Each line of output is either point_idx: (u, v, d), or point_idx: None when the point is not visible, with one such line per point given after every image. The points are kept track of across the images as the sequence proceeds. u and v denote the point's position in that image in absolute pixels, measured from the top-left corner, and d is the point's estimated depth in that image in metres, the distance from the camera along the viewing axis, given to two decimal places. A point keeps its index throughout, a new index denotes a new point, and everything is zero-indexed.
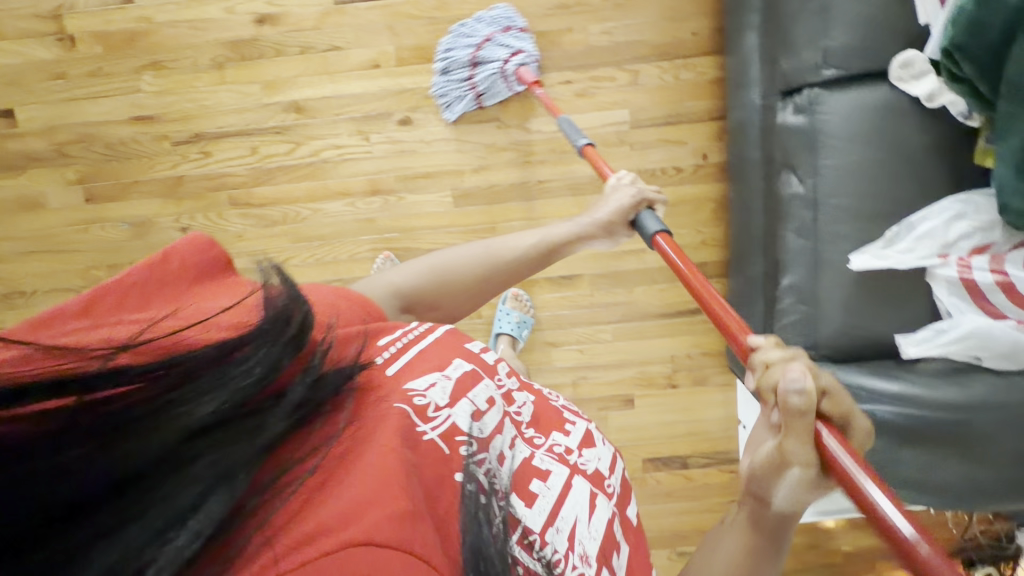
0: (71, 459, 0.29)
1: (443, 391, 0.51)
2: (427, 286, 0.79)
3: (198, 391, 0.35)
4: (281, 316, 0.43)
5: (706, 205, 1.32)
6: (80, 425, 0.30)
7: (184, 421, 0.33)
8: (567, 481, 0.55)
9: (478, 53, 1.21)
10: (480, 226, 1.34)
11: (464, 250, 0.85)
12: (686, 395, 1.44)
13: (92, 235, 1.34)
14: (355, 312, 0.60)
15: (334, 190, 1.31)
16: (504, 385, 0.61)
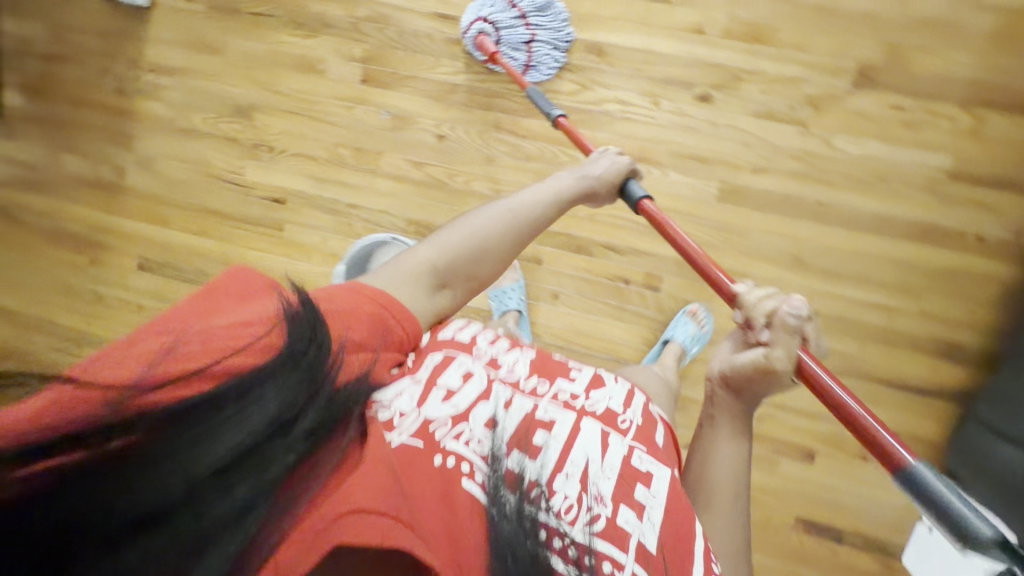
0: (134, 491, 0.36)
1: (410, 398, 0.55)
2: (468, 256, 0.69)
3: (214, 431, 0.40)
4: (296, 352, 0.47)
5: (988, 285, 1.19)
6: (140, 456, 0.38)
7: (166, 481, 0.37)
8: (572, 427, 0.58)
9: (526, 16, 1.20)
10: (733, 228, 1.25)
11: (493, 215, 0.73)
12: (871, 470, 1.33)
13: (352, 114, 1.35)
14: (382, 327, 0.57)
15: (599, 144, 1.25)
16: (487, 355, 0.64)
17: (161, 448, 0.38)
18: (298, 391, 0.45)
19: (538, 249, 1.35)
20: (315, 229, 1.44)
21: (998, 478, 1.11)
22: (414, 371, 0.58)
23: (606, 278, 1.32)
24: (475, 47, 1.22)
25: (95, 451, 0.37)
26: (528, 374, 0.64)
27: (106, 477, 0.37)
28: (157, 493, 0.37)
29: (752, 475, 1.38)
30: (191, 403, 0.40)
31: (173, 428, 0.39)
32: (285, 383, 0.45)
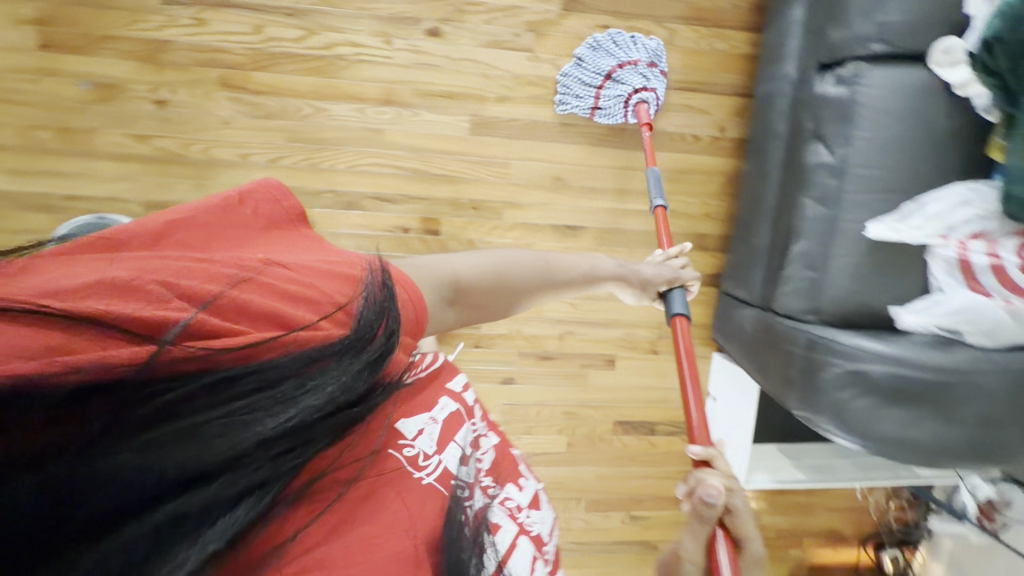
0: (165, 450, 0.36)
1: (431, 439, 0.58)
2: (511, 278, 0.81)
3: (262, 413, 0.41)
4: (360, 339, 0.49)
5: (715, 178, 1.35)
6: (206, 404, 0.39)
7: (237, 438, 0.39)
8: (512, 540, 0.61)
9: (615, 70, 1.20)
10: (494, 159, 1.28)
11: (523, 257, 0.84)
12: (666, 363, 1.47)
13: (41, 89, 1.14)
14: (334, 280, 0.54)
15: (342, 92, 1.20)
16: (478, 428, 0.67)
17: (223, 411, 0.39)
18: (359, 380, 0.48)
19: (307, 213, 1.25)
20: (30, 234, 1.20)
21: (742, 338, 1.22)
22: (431, 410, 0.61)
23: (385, 231, 1.28)
24: (635, 113, 1.21)
25: (135, 399, 0.36)
26: (489, 468, 0.65)
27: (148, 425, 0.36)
28: (200, 451, 0.38)
29: (569, 394, 1.45)
30: (258, 372, 0.42)
31: (233, 398, 0.40)
32: (337, 375, 0.46)
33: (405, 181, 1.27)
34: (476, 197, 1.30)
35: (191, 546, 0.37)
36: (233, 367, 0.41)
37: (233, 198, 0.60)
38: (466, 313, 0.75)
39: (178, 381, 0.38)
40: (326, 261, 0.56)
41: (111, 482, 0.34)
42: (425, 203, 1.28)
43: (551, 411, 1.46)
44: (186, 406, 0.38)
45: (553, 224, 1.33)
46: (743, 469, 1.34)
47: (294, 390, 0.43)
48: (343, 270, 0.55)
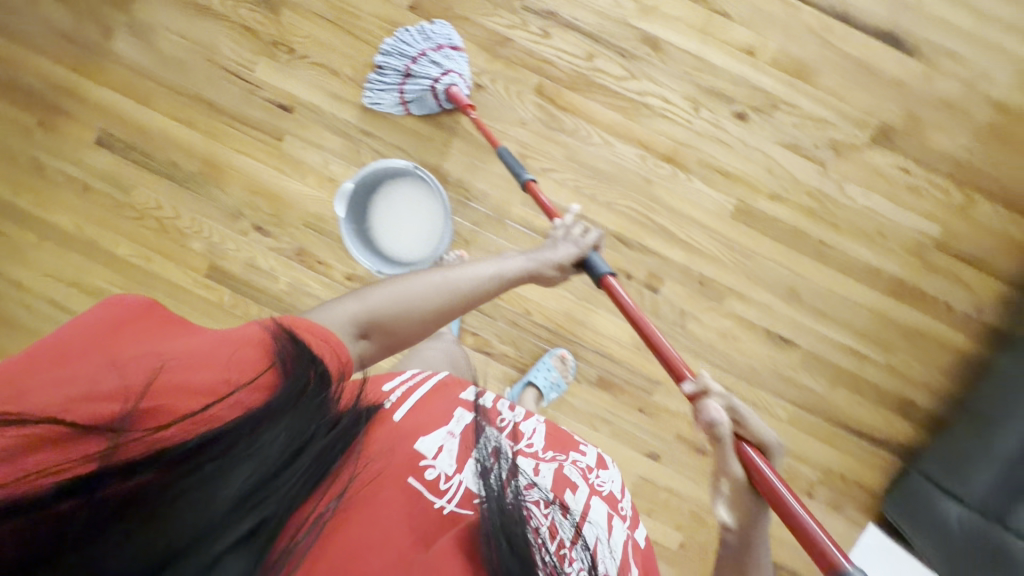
0: (132, 533, 0.41)
1: (450, 458, 0.59)
2: (404, 313, 0.75)
3: (233, 465, 0.45)
4: (295, 388, 0.50)
5: (949, 353, 1.28)
6: (160, 488, 0.42)
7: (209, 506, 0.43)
8: (587, 499, 0.69)
9: (411, 65, 1.23)
10: (741, 247, 1.27)
11: (426, 282, 0.79)
12: (818, 512, 1.36)
13: (391, 39, 1.28)
14: (251, 346, 0.52)
15: (633, 135, 1.26)
16: (508, 424, 0.75)
17: (193, 486, 0.43)
18: (306, 424, 0.49)
19: (550, 224, 1.31)
20: (322, 150, 1.33)
21: (936, 532, 1.14)
22: (448, 426, 0.64)
23: (609, 268, 1.31)
24: None
25: (92, 500, 0.41)
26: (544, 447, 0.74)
27: (149, 506, 0.42)
28: (156, 531, 0.41)
29: (704, 495, 1.39)
30: (215, 436, 0.45)
31: (199, 467, 0.44)
32: (298, 416, 0.49)
33: (649, 233, 1.29)
34: (707, 274, 1.29)
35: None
36: (164, 446, 0.44)
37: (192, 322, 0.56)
38: (387, 344, 0.74)
39: (139, 468, 0.42)
40: (238, 335, 0.53)
41: (92, 562, 0.40)
42: (656, 259, 1.30)
43: (678, 505, 1.39)
44: (149, 489, 0.42)
45: (768, 329, 1.30)
46: None
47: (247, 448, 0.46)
48: (250, 335, 0.53)
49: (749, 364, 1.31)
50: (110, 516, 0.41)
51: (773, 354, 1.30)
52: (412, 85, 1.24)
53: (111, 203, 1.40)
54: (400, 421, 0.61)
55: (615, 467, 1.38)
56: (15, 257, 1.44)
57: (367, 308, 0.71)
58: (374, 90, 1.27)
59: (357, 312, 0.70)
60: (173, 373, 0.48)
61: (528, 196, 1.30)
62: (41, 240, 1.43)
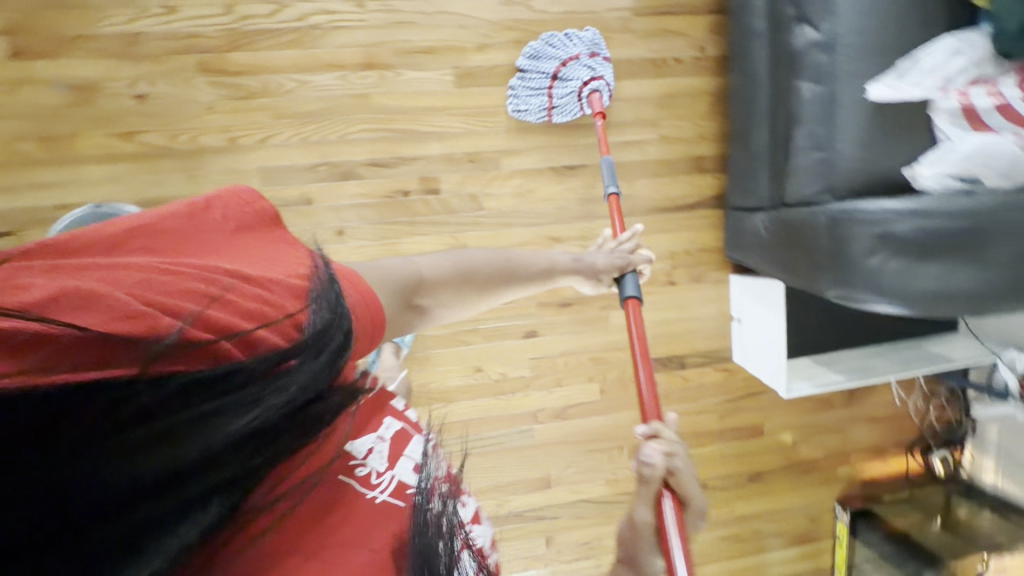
0: (110, 466, 0.31)
1: (381, 457, 0.57)
2: (454, 278, 0.79)
3: (237, 403, 0.37)
4: (319, 338, 0.44)
5: (703, 98, 1.35)
6: (178, 410, 0.34)
7: (216, 433, 0.35)
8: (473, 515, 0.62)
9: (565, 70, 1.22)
10: (483, 109, 1.27)
11: (483, 252, 0.87)
12: (686, 292, 1.46)
13: (18, 98, 1.12)
14: (299, 264, 0.52)
15: (321, 61, 1.19)
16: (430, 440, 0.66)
17: (204, 421, 0.35)
18: (323, 375, 0.43)
19: (304, 188, 1.24)
20: None
21: (758, 244, 1.22)
22: (377, 430, 0.61)
23: (385, 197, 1.27)
24: None
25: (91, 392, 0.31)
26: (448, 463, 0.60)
27: (135, 433, 0.32)
28: (123, 469, 0.32)
29: (594, 338, 1.44)
30: (240, 365, 0.38)
31: (223, 391, 0.36)
32: (321, 350, 0.44)
33: (398, 143, 1.26)
34: (472, 150, 1.29)
35: (183, 533, 0.35)
36: (149, 355, 0.35)
37: (198, 202, 0.54)
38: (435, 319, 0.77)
39: (161, 379, 0.34)
40: (272, 262, 0.51)
41: (50, 491, 0.30)
42: (420, 164, 1.27)
43: (579, 360, 1.44)
44: (170, 409, 0.34)
45: (552, 166, 1.32)
46: (782, 367, 1.30)
47: (271, 380, 0.39)
48: (285, 256, 0.52)
49: (555, 206, 1.33)
50: (92, 440, 0.31)
51: (570, 185, 1.33)
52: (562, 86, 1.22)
53: None
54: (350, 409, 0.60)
55: (508, 363, 1.41)
56: None
57: (432, 266, 0.77)
58: (517, 97, 1.25)
59: (433, 266, 0.77)
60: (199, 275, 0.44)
61: (264, 175, 1.21)
62: None
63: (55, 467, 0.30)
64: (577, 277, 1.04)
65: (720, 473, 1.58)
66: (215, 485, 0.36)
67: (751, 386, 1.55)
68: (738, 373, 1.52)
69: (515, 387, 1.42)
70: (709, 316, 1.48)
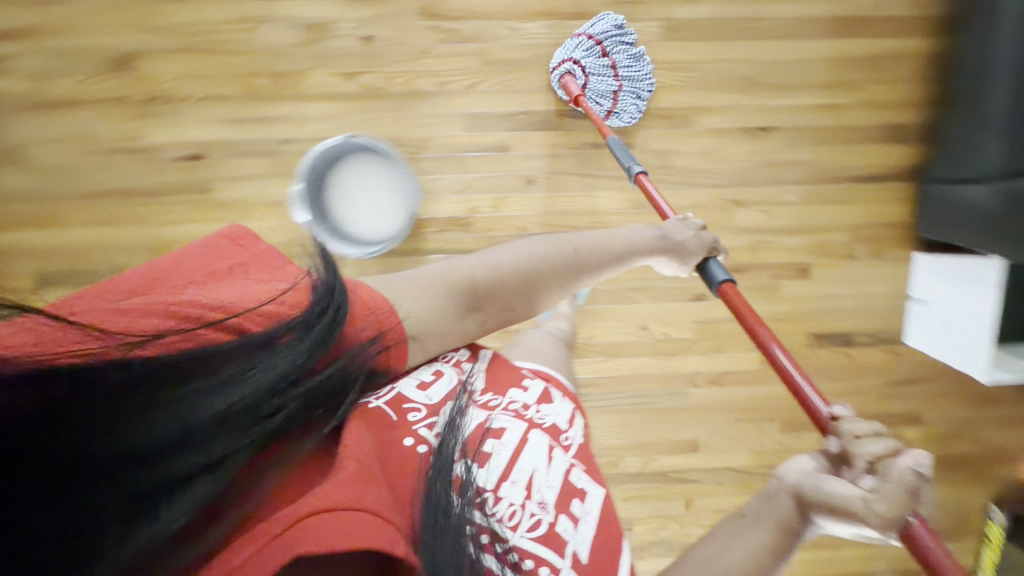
0: (127, 421, 0.31)
1: (428, 394, 0.56)
2: (550, 277, 0.69)
3: (190, 392, 0.34)
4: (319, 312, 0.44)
5: (908, 61, 1.30)
6: (140, 392, 0.32)
7: (192, 413, 0.33)
8: (521, 436, 0.57)
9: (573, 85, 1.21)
10: (683, 63, 1.26)
11: (587, 235, 0.74)
12: (862, 267, 1.41)
13: (257, 35, 1.20)
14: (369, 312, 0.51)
15: (534, 8, 1.21)
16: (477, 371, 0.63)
17: (150, 409, 0.32)
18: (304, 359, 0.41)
19: (499, 137, 1.27)
20: (252, 180, 1.26)
21: (975, 215, 1.16)
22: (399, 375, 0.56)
23: (576, 149, 1.29)
24: None
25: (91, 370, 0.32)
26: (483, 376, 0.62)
27: (121, 397, 0.32)
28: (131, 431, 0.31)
29: (761, 307, 1.41)
30: (201, 354, 0.36)
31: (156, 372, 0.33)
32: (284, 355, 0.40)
33: (595, 96, 1.26)
34: (666, 105, 1.28)
35: (181, 510, 0.32)
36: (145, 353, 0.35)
37: (225, 236, 0.58)
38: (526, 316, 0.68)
39: (146, 360, 0.34)
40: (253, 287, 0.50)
41: (77, 456, 0.29)
42: (615, 117, 1.28)
43: (741, 327, 1.43)
44: (130, 392, 0.32)
45: (743, 127, 1.30)
46: (989, 353, 1.24)
47: (246, 352, 0.38)
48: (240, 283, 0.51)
49: (741, 168, 1.32)
50: (112, 400, 0.31)
51: (759, 147, 1.31)
52: (621, 50, 1.22)
53: None
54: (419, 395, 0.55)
55: (671, 324, 1.42)
56: None
57: (523, 251, 0.68)
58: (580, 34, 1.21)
59: (515, 254, 0.67)
60: (155, 309, 0.42)
61: (468, 120, 1.26)
62: None
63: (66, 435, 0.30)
64: (661, 255, 0.84)
65: None
66: (223, 453, 0.34)
67: (915, 371, 1.49)
68: (904, 355, 1.47)
69: (674, 350, 1.43)
70: (882, 292, 1.42)
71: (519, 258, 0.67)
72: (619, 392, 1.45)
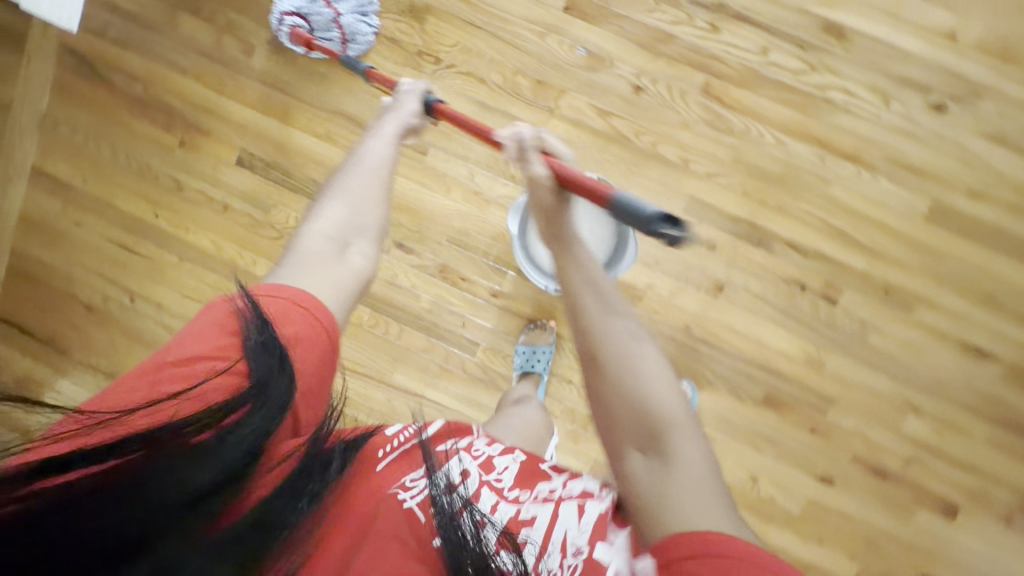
0: (104, 518, 0.41)
1: (454, 468, 0.59)
2: (363, 217, 0.70)
3: (184, 467, 0.44)
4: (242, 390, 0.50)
5: None
6: (144, 472, 0.43)
7: (180, 486, 0.43)
8: (551, 503, 0.57)
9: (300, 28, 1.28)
10: (933, 251, 1.17)
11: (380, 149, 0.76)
12: (1013, 537, 1.25)
13: (543, 42, 1.22)
14: (296, 313, 0.57)
15: (813, 133, 1.16)
16: (482, 456, 0.62)
17: (146, 488, 0.42)
18: (261, 426, 0.49)
19: (713, 234, 1.22)
20: (467, 162, 1.27)
21: None
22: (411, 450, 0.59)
23: (782, 280, 1.22)
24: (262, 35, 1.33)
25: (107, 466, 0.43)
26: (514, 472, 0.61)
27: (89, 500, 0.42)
28: (136, 511, 0.41)
29: (884, 522, 1.27)
30: (179, 428, 0.46)
31: (169, 461, 0.44)
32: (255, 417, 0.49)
33: (826, 239, 1.19)
34: (892, 281, 1.19)
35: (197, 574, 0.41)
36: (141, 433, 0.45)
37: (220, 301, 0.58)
38: (378, 244, 0.70)
39: (134, 443, 0.44)
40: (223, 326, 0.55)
41: (140, 526, 0.41)
42: (836, 268, 1.20)
43: (853, 533, 1.28)
44: (137, 470, 0.43)
45: (960, 340, 1.20)
46: None
47: (211, 447, 0.46)
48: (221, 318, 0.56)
49: (934, 377, 1.21)
50: (127, 481, 0.42)
51: (966, 365, 1.20)
52: (361, 19, 1.25)
53: (249, 221, 1.38)
54: (381, 467, 0.57)
55: (783, 492, 1.28)
56: (155, 279, 1.44)
57: (338, 214, 0.69)
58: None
59: (342, 218, 0.69)
60: (162, 374, 0.51)
61: (692, 203, 1.21)
62: (180, 261, 1.43)
63: (122, 514, 0.41)
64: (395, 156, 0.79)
65: None
66: (211, 517, 0.43)
67: None
68: None
69: (773, 518, 1.29)
70: None
71: (348, 209, 0.70)
72: None
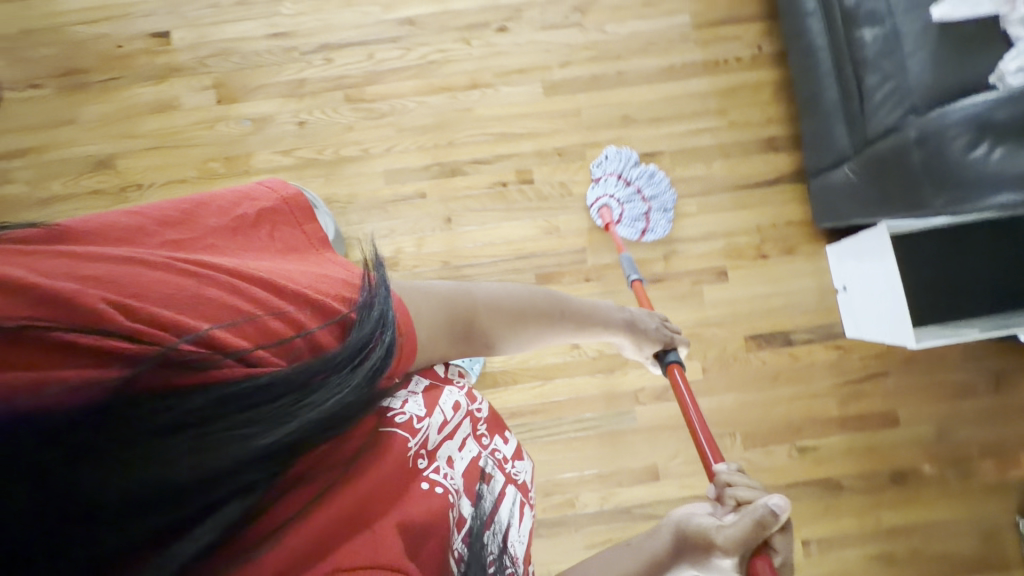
0: (163, 462, 0.35)
1: (418, 404, 0.58)
2: (504, 313, 0.76)
3: (240, 435, 0.38)
4: (357, 352, 0.47)
5: (766, 87, 1.49)
6: (209, 425, 0.37)
7: (241, 445, 0.38)
8: (502, 488, 0.65)
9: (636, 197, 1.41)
10: (568, 112, 1.48)
11: (569, 301, 0.88)
12: (779, 266, 1.44)
13: (215, 131, 1.48)
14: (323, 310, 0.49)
15: (437, 86, 1.49)
16: (464, 384, 0.68)
17: (218, 440, 0.37)
18: (342, 408, 0.45)
19: (419, 185, 1.46)
20: None
21: (851, 197, 1.23)
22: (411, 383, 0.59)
23: (486, 188, 1.46)
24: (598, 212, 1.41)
25: (158, 411, 0.36)
26: (484, 418, 0.69)
27: (154, 440, 0.35)
28: (174, 473, 0.35)
29: (688, 315, 1.43)
30: (256, 389, 0.40)
31: (235, 427, 0.38)
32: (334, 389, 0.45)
33: (497, 144, 1.47)
34: (559, 145, 1.47)
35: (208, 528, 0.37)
36: (207, 387, 0.38)
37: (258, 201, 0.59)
38: (481, 349, 0.74)
39: (192, 400, 0.37)
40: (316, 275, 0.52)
41: (166, 478, 0.35)
42: (515, 159, 1.47)
43: None
44: (193, 425, 0.37)
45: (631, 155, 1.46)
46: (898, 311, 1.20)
47: (283, 412, 0.41)
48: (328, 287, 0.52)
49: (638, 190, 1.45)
50: (171, 432, 0.36)
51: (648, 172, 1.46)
52: None
53: None
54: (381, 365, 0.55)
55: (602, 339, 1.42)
56: None
57: (489, 298, 0.74)
58: None
59: (491, 302, 0.74)
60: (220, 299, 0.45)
61: (388, 175, 1.46)
62: None
63: (162, 467, 0.35)
64: (620, 334, 1.01)
65: (853, 472, 1.39)
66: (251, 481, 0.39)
67: (870, 367, 1.42)
68: (853, 351, 1.42)
69: (610, 367, 1.42)
70: (807, 288, 1.43)
71: (502, 300, 0.76)
72: (565, 417, 1.41)
